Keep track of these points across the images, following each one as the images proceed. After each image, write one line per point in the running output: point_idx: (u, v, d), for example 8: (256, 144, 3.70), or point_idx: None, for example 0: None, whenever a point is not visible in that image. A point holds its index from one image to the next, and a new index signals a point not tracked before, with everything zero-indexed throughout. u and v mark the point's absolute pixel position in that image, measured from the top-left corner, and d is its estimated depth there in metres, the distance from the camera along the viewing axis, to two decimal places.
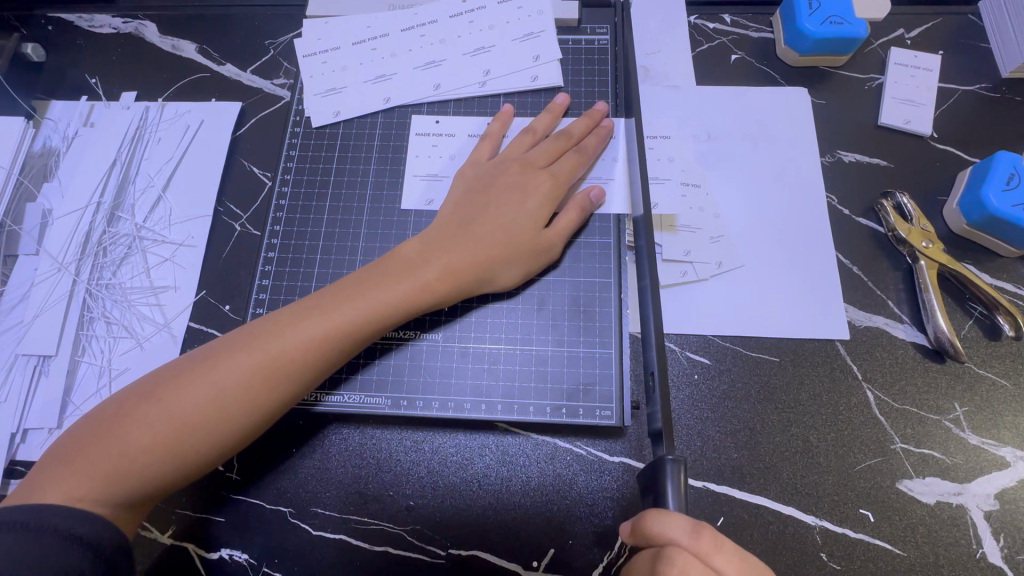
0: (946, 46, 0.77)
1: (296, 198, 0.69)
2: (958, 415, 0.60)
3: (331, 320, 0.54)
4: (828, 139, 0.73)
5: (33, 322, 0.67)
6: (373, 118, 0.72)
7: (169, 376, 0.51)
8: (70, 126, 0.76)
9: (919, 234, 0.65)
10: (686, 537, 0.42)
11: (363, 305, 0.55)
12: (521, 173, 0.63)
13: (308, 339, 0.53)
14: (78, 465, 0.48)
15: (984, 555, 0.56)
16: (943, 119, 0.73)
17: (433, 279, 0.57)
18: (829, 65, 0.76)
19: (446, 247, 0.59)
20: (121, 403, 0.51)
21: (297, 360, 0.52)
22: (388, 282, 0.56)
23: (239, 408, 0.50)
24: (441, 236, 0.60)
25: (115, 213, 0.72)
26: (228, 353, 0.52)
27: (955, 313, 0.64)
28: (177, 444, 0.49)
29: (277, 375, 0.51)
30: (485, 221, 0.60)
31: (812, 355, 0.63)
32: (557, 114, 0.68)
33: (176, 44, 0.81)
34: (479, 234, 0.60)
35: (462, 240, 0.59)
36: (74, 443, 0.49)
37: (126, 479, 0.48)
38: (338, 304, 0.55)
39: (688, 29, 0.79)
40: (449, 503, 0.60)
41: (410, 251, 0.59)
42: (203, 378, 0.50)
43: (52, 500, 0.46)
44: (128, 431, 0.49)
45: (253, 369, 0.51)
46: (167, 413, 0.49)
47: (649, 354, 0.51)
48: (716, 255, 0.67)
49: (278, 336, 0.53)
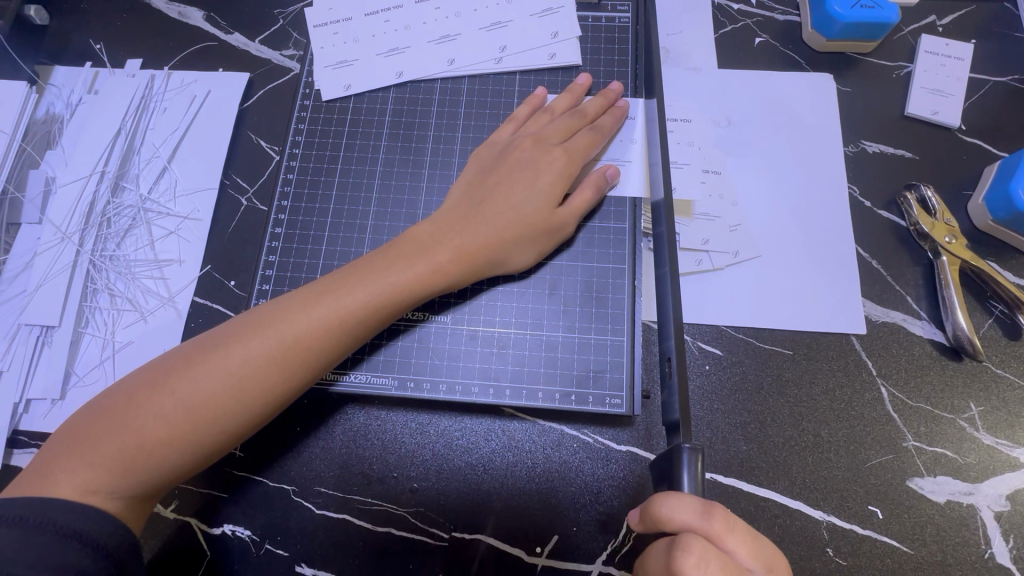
0: (978, 34, 0.74)
1: (304, 173, 0.68)
2: (973, 415, 0.59)
3: (345, 305, 0.52)
4: (852, 128, 0.70)
5: (36, 292, 0.66)
6: (384, 92, 0.69)
7: (179, 363, 0.50)
8: (74, 93, 0.74)
9: (942, 228, 0.64)
10: (697, 519, 0.41)
11: (377, 290, 0.53)
12: (534, 149, 0.61)
13: (322, 326, 0.52)
14: (92, 453, 0.47)
15: (992, 556, 0.55)
16: (972, 110, 0.71)
17: (446, 261, 0.56)
18: (856, 52, 0.73)
19: (461, 230, 0.57)
20: (131, 390, 0.50)
21: (311, 349, 0.51)
22: (401, 264, 0.55)
23: (254, 398, 0.50)
24: (455, 216, 0.58)
25: (119, 182, 0.70)
26: (237, 340, 0.51)
27: (975, 311, 0.63)
28: (190, 434, 0.49)
29: (291, 365, 0.51)
30: (497, 203, 0.59)
31: (826, 350, 0.62)
32: (578, 95, 0.66)
33: (182, 11, 0.79)
34: (489, 215, 0.58)
35: (473, 221, 0.58)
36: (82, 433, 0.48)
37: (140, 470, 0.48)
38: (351, 289, 0.53)
39: (711, 10, 0.76)
40: (454, 487, 0.59)
41: (424, 233, 0.58)
42: (213, 367, 0.50)
43: (62, 491, 0.46)
44: (139, 421, 0.48)
45: (267, 358, 0.50)
46: (178, 402, 0.49)
47: (666, 342, 0.50)
48: (733, 244, 0.65)
49: (290, 322, 0.51)
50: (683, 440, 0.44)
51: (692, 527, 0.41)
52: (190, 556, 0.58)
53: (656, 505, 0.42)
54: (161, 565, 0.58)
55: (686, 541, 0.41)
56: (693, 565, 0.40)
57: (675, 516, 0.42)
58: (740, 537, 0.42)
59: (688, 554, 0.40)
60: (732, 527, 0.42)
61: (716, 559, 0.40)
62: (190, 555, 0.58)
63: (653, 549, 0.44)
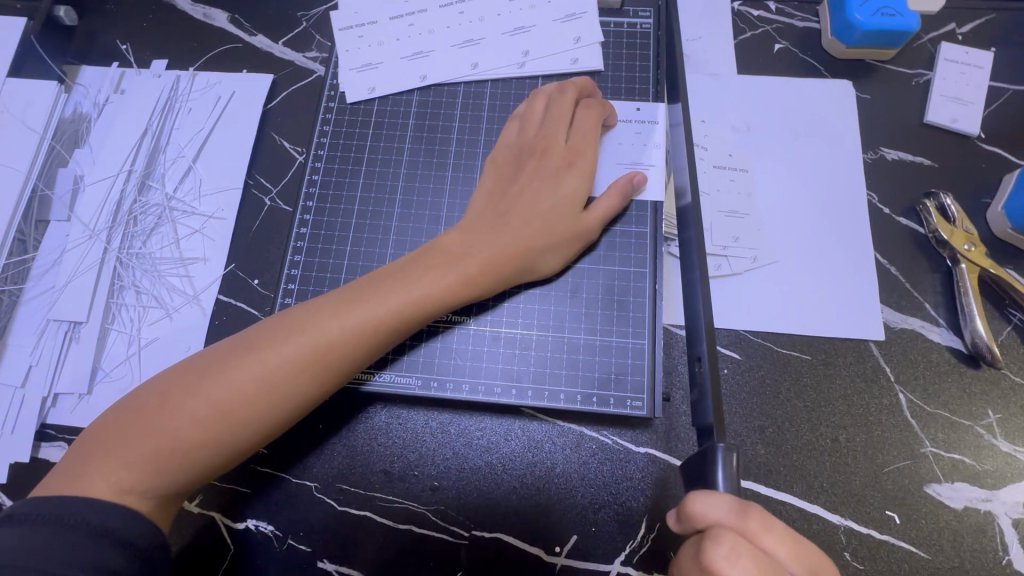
0: (998, 43, 0.74)
1: (328, 174, 0.69)
2: (991, 422, 0.60)
3: (375, 313, 0.53)
4: (871, 135, 0.71)
5: (64, 288, 0.67)
6: (407, 95, 0.70)
7: (211, 365, 0.51)
8: (101, 93, 0.75)
9: (962, 236, 0.64)
10: (731, 517, 0.41)
11: (407, 295, 0.54)
12: (559, 154, 0.62)
13: (352, 334, 0.52)
14: (127, 453, 0.48)
15: (1009, 562, 0.56)
16: (992, 119, 0.71)
17: (476, 272, 0.56)
18: (876, 59, 0.74)
19: (489, 239, 0.58)
20: (163, 392, 0.51)
21: (341, 356, 0.52)
22: (430, 271, 0.56)
23: (284, 401, 0.51)
24: (481, 223, 0.59)
25: (146, 181, 0.72)
26: (267, 344, 0.52)
27: (994, 318, 0.63)
28: (222, 438, 0.49)
29: (321, 368, 0.51)
30: (522, 209, 0.59)
31: (844, 355, 0.62)
32: (594, 90, 0.66)
33: (208, 13, 0.80)
34: (517, 221, 0.59)
35: (501, 228, 0.58)
36: (116, 433, 0.49)
37: (172, 472, 0.49)
38: (381, 295, 0.54)
39: (731, 16, 0.77)
40: (474, 486, 0.60)
41: (452, 241, 0.58)
42: (244, 370, 0.50)
43: (97, 490, 0.47)
44: (172, 422, 0.49)
45: (298, 363, 0.51)
46: (210, 405, 0.49)
47: (691, 346, 0.51)
48: (752, 249, 0.66)
49: (322, 329, 0.52)
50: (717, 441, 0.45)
51: (727, 525, 0.41)
52: (215, 550, 0.59)
53: (690, 502, 0.43)
54: (186, 559, 0.59)
55: (717, 534, 0.41)
56: (725, 558, 0.40)
57: (710, 513, 0.42)
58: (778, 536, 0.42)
59: (719, 545, 0.40)
60: (767, 525, 0.42)
61: (746, 554, 0.40)
62: (214, 549, 0.59)
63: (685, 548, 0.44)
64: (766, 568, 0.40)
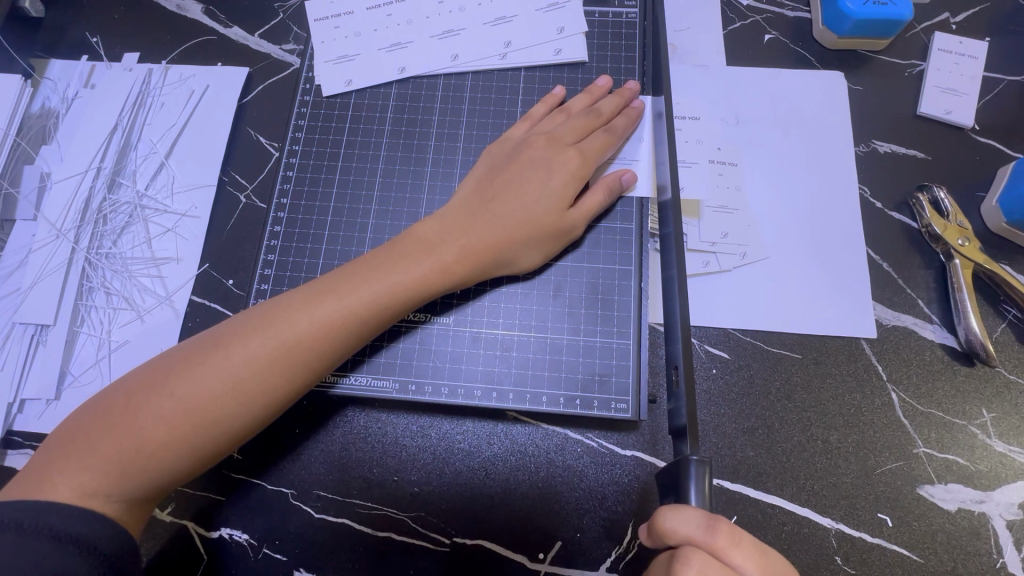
0: (992, 32, 0.72)
1: (305, 170, 0.66)
2: (985, 421, 0.58)
3: (349, 305, 0.51)
4: (863, 128, 0.69)
5: (31, 290, 0.65)
6: (386, 88, 0.68)
7: (179, 362, 0.49)
8: (70, 87, 0.73)
9: (955, 230, 0.62)
10: (700, 534, 0.40)
11: (383, 288, 0.52)
12: (548, 148, 0.60)
13: (325, 326, 0.50)
14: (91, 455, 0.46)
15: (1003, 565, 0.54)
16: (986, 110, 0.69)
17: (453, 260, 0.55)
18: (869, 49, 0.72)
19: (470, 228, 0.56)
20: (129, 391, 0.48)
21: (312, 350, 0.50)
22: (407, 262, 0.54)
23: (255, 398, 0.49)
24: (463, 213, 0.57)
25: (116, 179, 0.69)
26: (237, 340, 0.50)
27: (988, 315, 0.61)
28: (188, 438, 0.47)
29: (294, 364, 0.49)
30: (507, 203, 0.57)
31: (836, 353, 0.61)
32: (596, 96, 0.65)
33: (180, 4, 0.77)
34: (499, 213, 0.57)
35: (482, 219, 0.57)
36: (80, 435, 0.47)
37: (140, 474, 0.47)
38: (355, 287, 0.52)
39: (720, 6, 0.75)
40: (456, 491, 0.58)
41: (428, 231, 0.56)
42: (213, 367, 0.48)
43: (61, 494, 0.45)
44: (138, 422, 0.47)
45: (267, 358, 0.49)
46: (178, 403, 0.47)
47: (675, 344, 0.49)
48: (740, 246, 0.64)
49: (292, 321, 0.50)
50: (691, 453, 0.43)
51: (696, 542, 0.40)
52: (187, 559, 0.57)
53: (660, 518, 0.41)
54: (158, 569, 0.57)
55: (687, 554, 0.40)
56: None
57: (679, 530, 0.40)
58: (747, 551, 0.41)
59: (687, 566, 0.40)
60: (737, 541, 0.40)
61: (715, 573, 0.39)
62: (187, 559, 0.57)
63: (655, 559, 0.43)
64: None
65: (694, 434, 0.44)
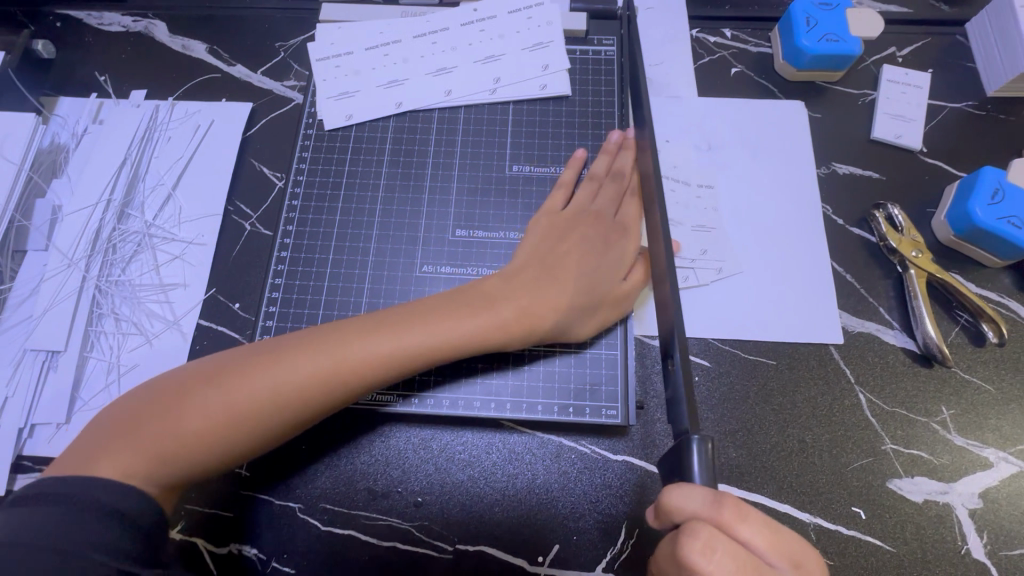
0: (935, 64, 0.80)
1: (309, 199, 0.70)
2: (945, 418, 0.63)
3: (404, 347, 0.54)
4: (823, 151, 0.75)
5: (42, 317, 0.67)
6: (384, 122, 0.73)
7: (239, 362, 0.52)
8: (79, 123, 0.76)
9: (909, 244, 0.68)
10: (706, 509, 0.43)
11: (437, 336, 0.55)
12: (597, 225, 0.64)
13: (381, 362, 0.54)
14: (141, 437, 0.48)
15: (968, 551, 0.58)
16: (932, 134, 0.76)
17: (512, 317, 0.57)
18: (825, 80, 0.79)
19: (531, 288, 0.59)
20: (186, 381, 0.51)
21: (363, 379, 0.53)
22: (467, 313, 0.57)
23: (299, 406, 0.51)
24: (525, 275, 0.60)
25: (125, 210, 0.72)
26: (293, 350, 0.53)
27: (942, 320, 0.67)
28: (235, 430, 0.50)
29: (342, 382, 0.53)
30: (557, 277, 0.60)
31: (808, 359, 0.66)
32: (613, 154, 0.69)
33: (186, 44, 0.82)
34: (564, 282, 0.60)
35: (546, 283, 0.59)
36: (132, 416, 0.49)
37: (185, 460, 0.48)
38: (410, 328, 0.55)
39: (690, 42, 0.82)
40: (457, 500, 0.61)
41: (490, 284, 0.59)
42: (268, 368, 0.51)
43: (105, 472, 0.46)
44: (189, 413, 0.49)
45: (326, 381, 0.52)
46: (228, 396, 0.50)
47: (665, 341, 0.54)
48: (716, 261, 0.69)
49: (349, 346, 0.53)
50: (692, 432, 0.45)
51: (703, 518, 0.43)
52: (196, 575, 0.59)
53: (668, 496, 0.44)
54: None
55: (694, 529, 0.42)
56: (700, 552, 0.42)
57: (686, 506, 0.43)
58: (754, 524, 0.44)
59: (694, 540, 0.42)
60: (743, 515, 0.43)
61: (723, 548, 0.42)
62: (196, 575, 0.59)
63: (661, 543, 0.46)
64: (739, 555, 0.42)
65: (694, 413, 0.46)
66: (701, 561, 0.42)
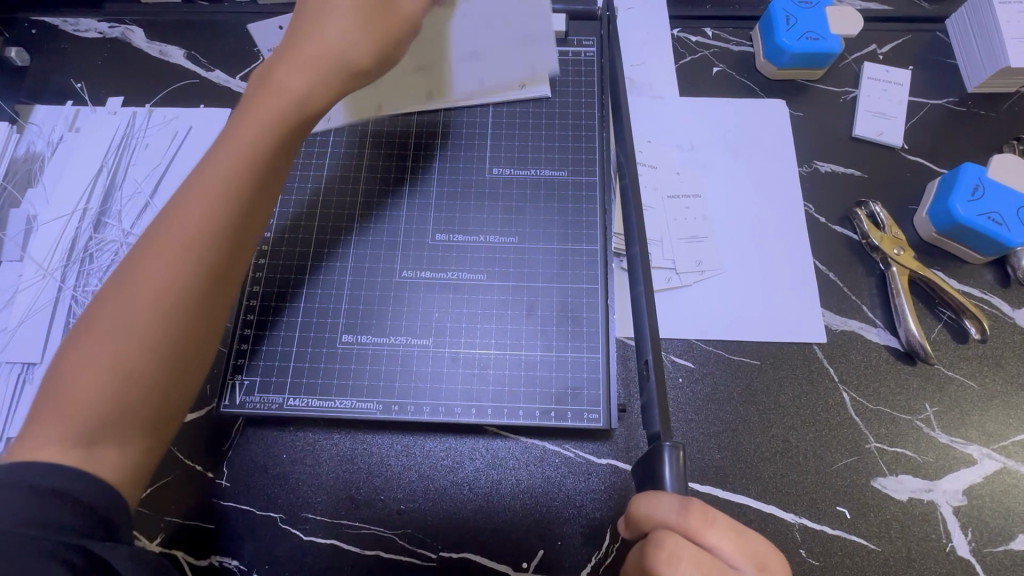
0: (915, 61, 0.80)
1: (287, 205, 0.70)
2: (929, 415, 0.63)
3: (277, 131, 0.54)
4: (805, 150, 0.75)
5: (17, 329, 0.66)
6: (364, 125, 0.73)
7: (105, 299, 0.48)
8: (54, 132, 0.75)
9: (891, 242, 0.69)
10: (673, 516, 0.43)
11: (291, 100, 0.55)
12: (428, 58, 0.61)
13: (255, 159, 0.52)
14: (52, 411, 0.45)
15: (953, 549, 0.58)
16: (913, 131, 0.76)
17: (333, 57, 0.56)
18: (807, 79, 0.79)
19: (325, 34, 0.57)
20: (67, 345, 0.47)
21: (226, 254, 0.50)
22: (285, 84, 0.55)
23: (180, 293, 0.48)
24: (314, 15, 0.57)
25: (102, 219, 0.71)
26: (146, 253, 0.49)
27: (926, 317, 0.67)
28: (137, 353, 0.46)
29: (203, 241, 0.49)
30: (394, 97, 0.58)
31: (791, 359, 0.65)
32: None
33: (164, 50, 0.81)
34: (371, 57, 0.58)
35: (361, 39, 0.57)
36: (35, 402, 0.46)
37: (105, 410, 0.45)
38: (249, 136, 0.53)
39: (671, 42, 0.81)
40: (440, 507, 0.60)
41: (347, 82, 0.58)
42: (134, 279, 0.48)
43: (40, 453, 0.43)
44: (85, 362, 0.46)
45: (186, 261, 0.48)
46: (117, 325, 0.47)
47: (642, 345, 0.53)
48: (699, 261, 0.69)
49: (182, 221, 0.49)
50: (665, 439, 0.46)
51: (669, 524, 0.43)
52: None
53: (637, 504, 0.45)
54: None
55: (661, 536, 0.43)
56: (666, 560, 0.42)
57: (654, 512, 0.44)
58: (720, 531, 0.44)
59: (661, 548, 0.43)
60: (710, 522, 0.44)
61: (689, 555, 0.42)
62: None
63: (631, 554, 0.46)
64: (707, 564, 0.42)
65: (666, 421, 0.47)
66: (667, 569, 0.42)
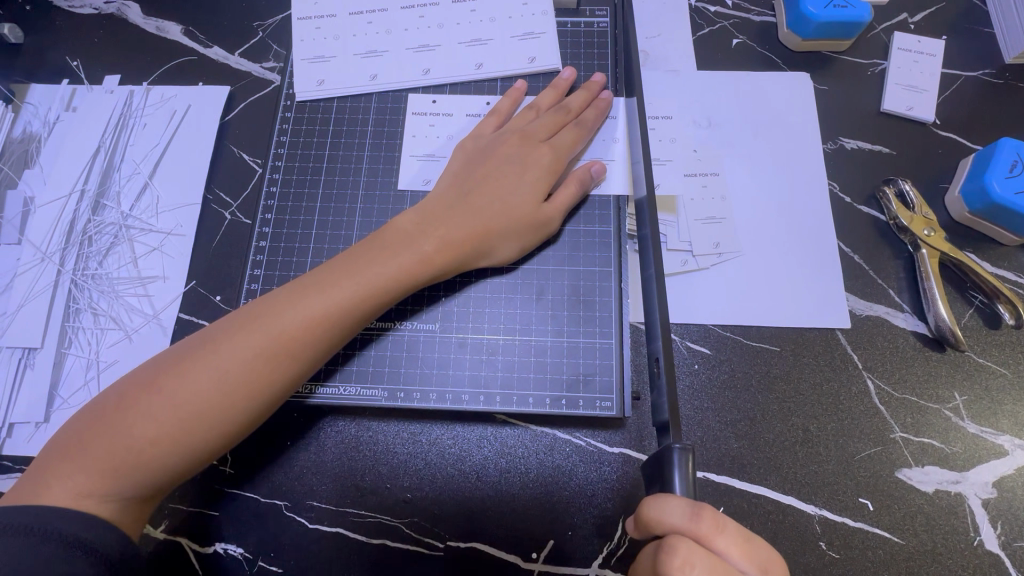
0: (949, 30, 0.76)
1: (288, 185, 0.67)
2: (958, 404, 0.60)
3: (355, 306, 0.53)
4: (830, 126, 0.71)
5: (17, 313, 0.65)
6: (367, 100, 0.70)
7: (172, 365, 0.49)
8: (51, 111, 0.73)
9: (921, 222, 0.65)
10: (684, 522, 0.41)
11: (363, 287, 0.53)
12: (520, 144, 0.62)
13: (321, 324, 0.51)
14: (82, 460, 0.46)
15: (981, 542, 0.56)
16: (945, 105, 0.72)
17: (432, 251, 0.56)
18: (832, 50, 0.75)
19: (449, 219, 0.57)
20: (123, 394, 0.49)
21: (312, 358, 0.52)
22: (381, 258, 0.55)
23: (239, 390, 0.49)
24: (438, 208, 0.58)
25: (100, 201, 0.70)
26: (227, 335, 0.50)
27: (955, 302, 0.64)
28: (180, 436, 0.47)
29: (278, 355, 0.50)
30: (478, 197, 0.59)
31: (813, 345, 0.63)
32: (562, 91, 0.67)
33: (160, 26, 0.78)
34: (478, 205, 0.58)
35: (459, 211, 0.58)
36: (71, 440, 0.47)
37: (132, 477, 0.46)
38: (340, 280, 0.53)
39: (688, 12, 0.77)
40: (448, 496, 0.59)
41: (460, 259, 0.58)
42: (205, 360, 0.49)
43: (59, 497, 0.45)
44: (131, 424, 0.47)
45: (267, 355, 0.50)
46: (170, 401, 0.48)
47: (652, 343, 0.50)
48: (716, 242, 0.66)
49: (276, 319, 0.51)
50: (673, 441, 0.44)
51: (681, 530, 0.41)
52: None
53: (646, 508, 0.43)
54: None
55: (673, 543, 0.41)
56: (679, 567, 0.40)
57: (665, 518, 0.42)
58: (732, 536, 0.42)
59: (674, 555, 0.41)
60: (722, 527, 0.42)
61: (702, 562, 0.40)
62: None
63: (645, 555, 0.45)
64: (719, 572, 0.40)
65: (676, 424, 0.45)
66: None
